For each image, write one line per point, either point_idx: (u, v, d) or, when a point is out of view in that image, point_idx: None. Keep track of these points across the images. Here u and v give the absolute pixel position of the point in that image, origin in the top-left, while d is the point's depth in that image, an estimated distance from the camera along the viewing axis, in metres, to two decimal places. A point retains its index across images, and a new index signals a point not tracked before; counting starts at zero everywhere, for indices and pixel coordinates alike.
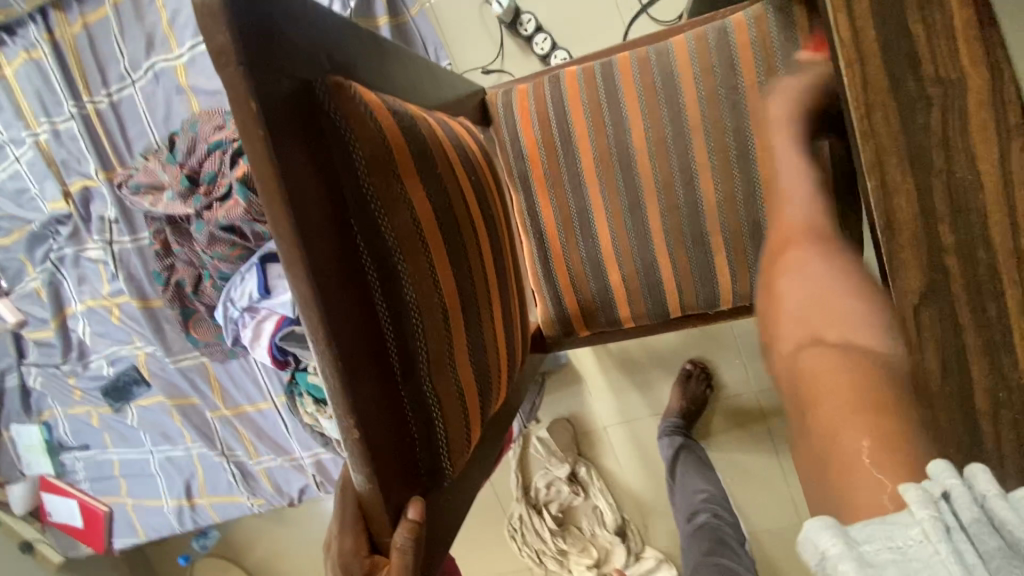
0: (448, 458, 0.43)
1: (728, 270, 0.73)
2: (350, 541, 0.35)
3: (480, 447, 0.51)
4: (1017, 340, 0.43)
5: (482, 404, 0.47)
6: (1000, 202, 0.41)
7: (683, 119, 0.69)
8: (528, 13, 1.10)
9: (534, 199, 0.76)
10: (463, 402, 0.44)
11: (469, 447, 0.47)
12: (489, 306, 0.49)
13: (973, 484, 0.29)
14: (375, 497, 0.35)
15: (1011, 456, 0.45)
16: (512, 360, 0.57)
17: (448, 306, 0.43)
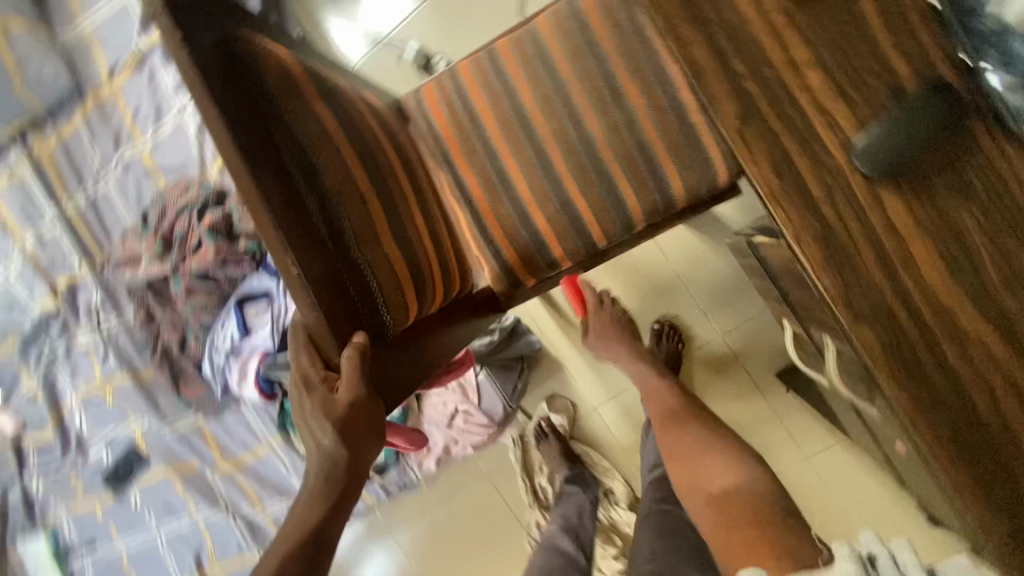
0: (388, 313, 0.52)
1: (632, 190, 0.84)
2: (306, 360, 0.46)
3: (426, 333, 0.60)
4: (819, 129, 0.55)
5: (417, 283, 0.57)
6: (762, 32, 0.55)
7: (560, 75, 0.84)
8: (438, 55, 1.27)
9: (456, 169, 0.87)
10: (395, 273, 0.53)
11: (406, 325, 0.57)
12: (409, 209, 0.60)
13: (893, 552, 0.57)
14: (317, 321, 0.44)
15: (852, 226, 0.55)
16: (447, 268, 0.66)
17: (366, 195, 0.53)
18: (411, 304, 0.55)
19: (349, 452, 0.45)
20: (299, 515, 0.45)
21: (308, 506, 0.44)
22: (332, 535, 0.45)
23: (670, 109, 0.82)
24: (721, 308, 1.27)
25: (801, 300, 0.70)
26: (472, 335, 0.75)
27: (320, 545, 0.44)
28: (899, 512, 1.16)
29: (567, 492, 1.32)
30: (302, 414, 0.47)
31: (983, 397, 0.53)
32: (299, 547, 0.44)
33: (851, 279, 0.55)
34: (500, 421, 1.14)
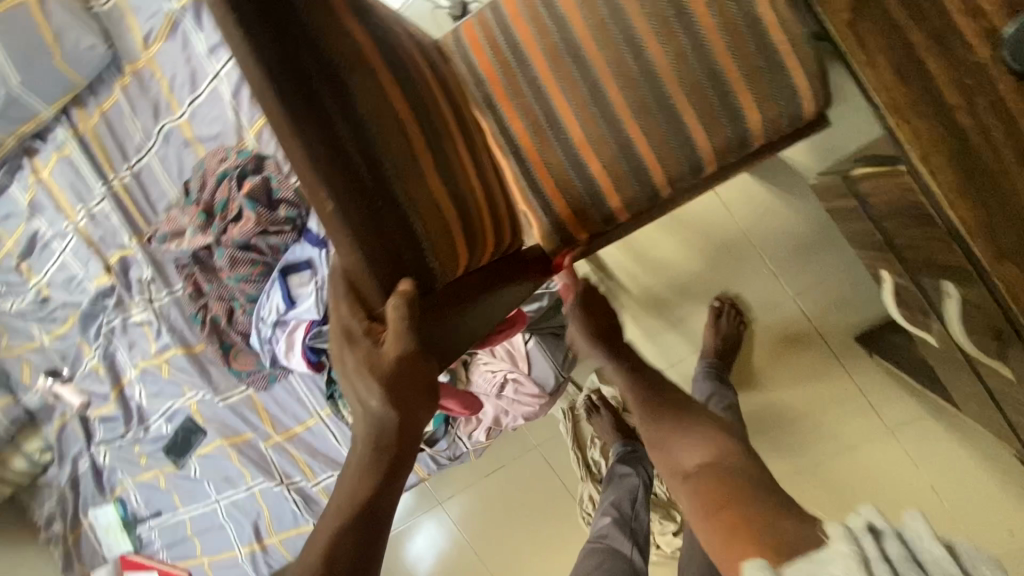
0: (436, 259, 0.47)
1: (701, 128, 0.75)
2: (346, 309, 0.43)
3: (474, 286, 0.54)
4: (957, 19, 0.45)
5: (465, 226, 0.51)
6: None
7: (617, 1, 0.75)
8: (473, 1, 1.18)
9: (501, 116, 0.80)
10: (442, 213, 0.48)
11: (458, 273, 0.52)
12: (453, 146, 0.54)
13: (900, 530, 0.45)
14: (357, 267, 0.40)
15: (1001, 141, 0.44)
16: (499, 213, 0.60)
17: (407, 127, 0.48)
18: (460, 251, 0.50)
19: (395, 427, 0.44)
20: (353, 486, 0.46)
21: (359, 480, 0.46)
22: (385, 503, 0.46)
23: (746, 30, 0.72)
24: (795, 266, 1.14)
25: (909, 242, 0.61)
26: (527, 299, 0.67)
27: (374, 513, 0.46)
28: (996, 487, 1.06)
29: (619, 473, 1.16)
30: (349, 366, 0.44)
31: None
32: (354, 516, 0.45)
33: (994, 209, 0.45)
34: (552, 392, 1.08)
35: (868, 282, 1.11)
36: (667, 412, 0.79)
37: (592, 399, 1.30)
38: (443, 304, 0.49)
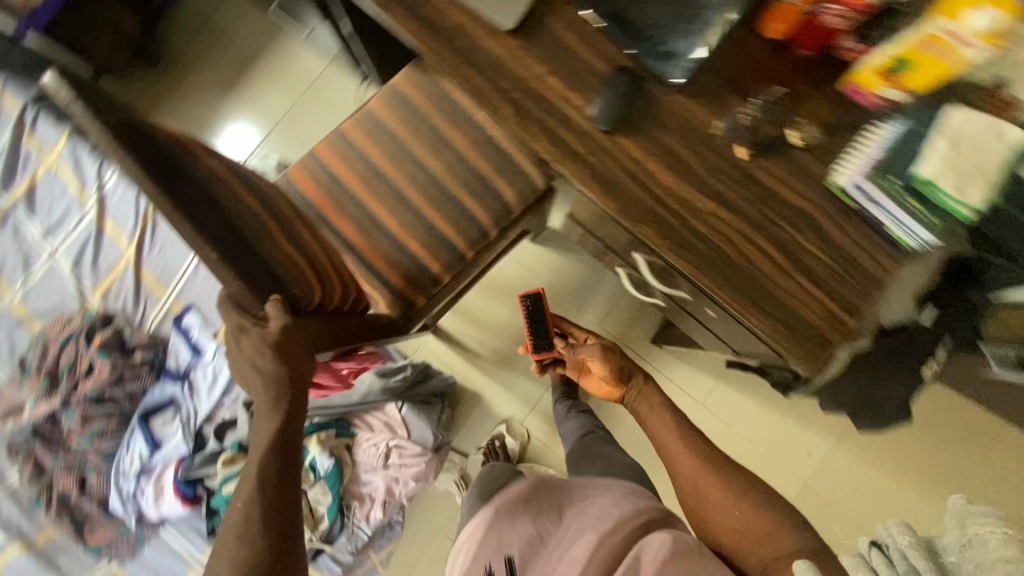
0: (297, 289, 0.68)
1: (479, 206, 1.08)
2: (235, 314, 0.59)
3: (331, 313, 0.76)
4: (570, 113, 0.83)
5: (316, 273, 0.74)
6: (517, 66, 0.83)
7: (398, 136, 1.08)
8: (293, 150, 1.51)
9: (334, 226, 1.06)
10: (294, 264, 0.70)
11: (317, 305, 0.71)
12: (294, 229, 0.78)
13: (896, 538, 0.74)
14: (242, 288, 0.59)
15: (611, 167, 0.82)
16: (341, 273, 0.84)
17: (256, 215, 0.70)
18: (308, 288, 0.70)
19: (287, 377, 0.61)
20: (264, 427, 0.60)
21: (267, 420, 0.60)
22: (293, 435, 0.62)
23: (487, 142, 1.08)
24: (591, 301, 1.51)
25: (606, 239, 0.98)
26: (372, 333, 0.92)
27: (285, 442, 0.61)
28: (766, 410, 1.48)
29: None
30: (245, 350, 0.60)
31: (727, 246, 0.80)
32: (272, 444, 0.60)
33: (616, 194, 0.81)
34: (434, 448, 1.22)
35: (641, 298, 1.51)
36: (713, 482, 0.90)
37: (494, 445, 1.46)
38: (308, 325, 0.67)
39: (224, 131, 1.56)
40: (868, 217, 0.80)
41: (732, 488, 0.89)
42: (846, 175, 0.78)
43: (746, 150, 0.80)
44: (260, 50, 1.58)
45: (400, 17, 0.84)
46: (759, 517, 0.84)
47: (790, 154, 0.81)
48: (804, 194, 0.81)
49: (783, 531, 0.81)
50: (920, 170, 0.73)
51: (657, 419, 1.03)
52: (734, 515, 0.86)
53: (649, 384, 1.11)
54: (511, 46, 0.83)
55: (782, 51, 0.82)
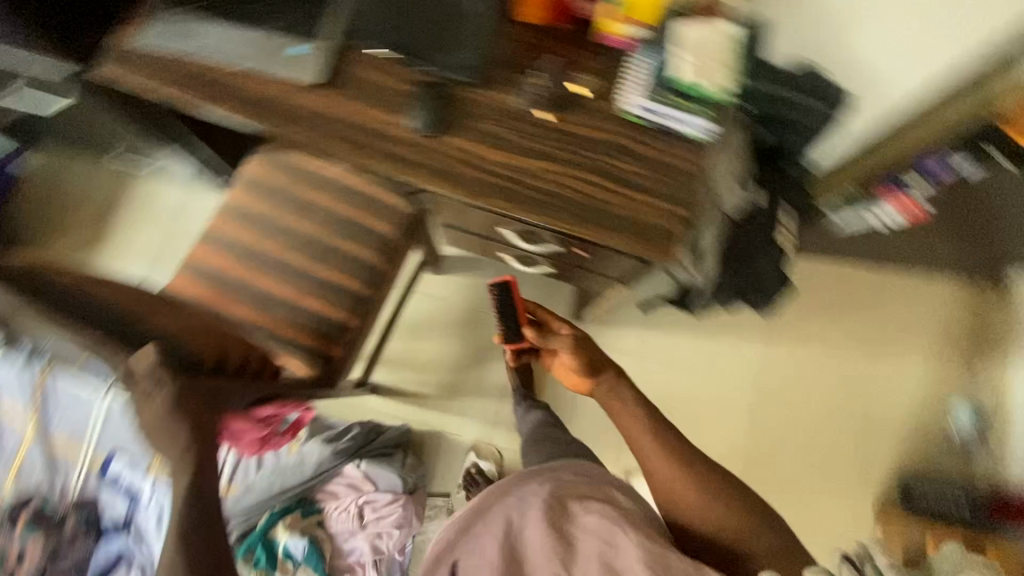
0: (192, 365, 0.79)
1: (359, 248, 1.15)
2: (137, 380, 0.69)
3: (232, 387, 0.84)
4: (394, 129, 0.93)
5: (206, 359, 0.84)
6: (336, 108, 0.93)
7: (264, 215, 1.14)
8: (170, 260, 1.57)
9: (229, 314, 1.08)
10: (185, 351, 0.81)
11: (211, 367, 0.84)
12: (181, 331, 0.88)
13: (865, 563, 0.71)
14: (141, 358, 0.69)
15: (444, 161, 0.92)
16: (235, 356, 0.93)
17: (141, 322, 0.81)
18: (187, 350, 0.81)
19: (194, 425, 0.71)
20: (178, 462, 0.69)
21: (176, 457, 0.69)
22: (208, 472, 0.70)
23: (345, 190, 1.16)
24: (507, 305, 1.61)
25: (475, 229, 1.09)
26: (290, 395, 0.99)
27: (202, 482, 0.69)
28: (689, 339, 1.65)
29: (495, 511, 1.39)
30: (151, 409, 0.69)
31: (559, 188, 0.92)
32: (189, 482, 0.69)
33: (453, 177, 0.92)
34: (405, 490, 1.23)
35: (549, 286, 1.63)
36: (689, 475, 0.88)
37: (473, 472, 1.46)
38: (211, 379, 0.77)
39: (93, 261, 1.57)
40: (660, 124, 0.94)
41: (702, 478, 0.88)
42: (628, 102, 0.93)
43: (549, 111, 0.93)
44: (112, 192, 1.62)
45: (219, 102, 0.91)
46: (731, 512, 0.86)
47: (581, 101, 0.95)
48: (607, 126, 0.94)
49: (756, 530, 0.84)
50: (671, 76, 0.92)
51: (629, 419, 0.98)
52: (710, 511, 0.85)
53: (621, 383, 1.05)
54: (324, 92, 0.93)
55: (545, 30, 0.98)
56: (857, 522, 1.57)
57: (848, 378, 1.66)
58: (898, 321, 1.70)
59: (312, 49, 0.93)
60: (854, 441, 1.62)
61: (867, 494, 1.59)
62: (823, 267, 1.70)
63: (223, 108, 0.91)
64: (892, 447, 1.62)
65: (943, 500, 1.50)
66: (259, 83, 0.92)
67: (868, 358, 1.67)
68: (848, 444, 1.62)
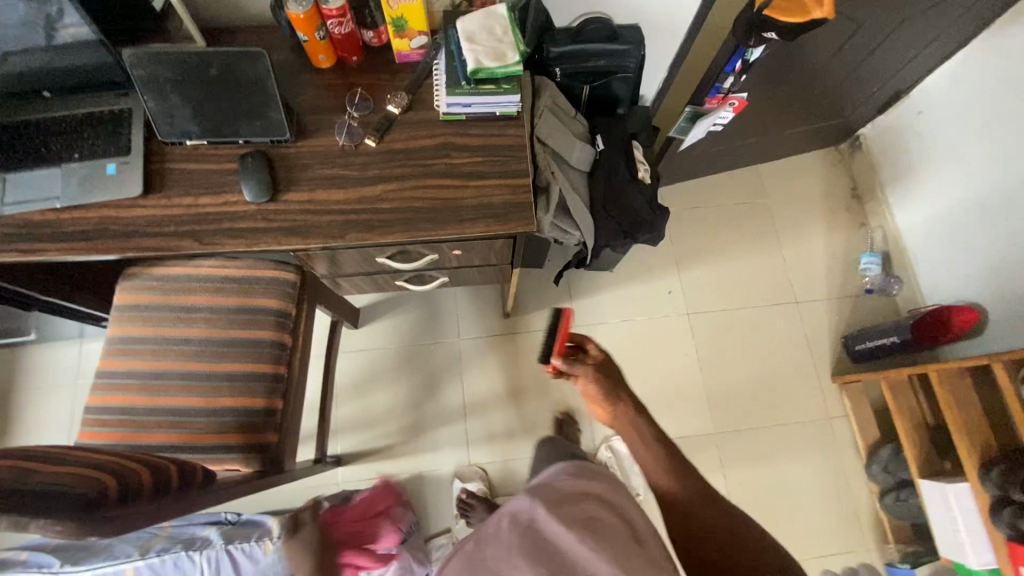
0: (99, 490, 0.67)
1: (257, 330, 1.14)
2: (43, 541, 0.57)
3: (149, 505, 0.74)
4: (234, 207, 0.94)
5: (110, 475, 0.71)
6: (170, 208, 0.93)
7: (150, 336, 1.12)
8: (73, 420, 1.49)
9: (148, 444, 1.05)
10: (82, 477, 0.68)
11: (150, 489, 0.76)
12: (70, 456, 0.74)
13: None
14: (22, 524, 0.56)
15: (293, 219, 0.94)
16: (149, 462, 0.81)
17: (6, 469, 0.65)
18: (108, 481, 0.69)
19: None
20: None
21: None
22: None
23: (223, 281, 1.15)
24: (437, 331, 1.63)
25: (359, 269, 1.11)
26: (234, 487, 0.95)
27: None
28: (615, 293, 1.70)
29: None
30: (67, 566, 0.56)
31: (408, 203, 0.95)
32: None
33: (308, 231, 0.93)
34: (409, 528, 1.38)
35: (470, 297, 1.66)
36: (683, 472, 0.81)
37: (463, 495, 1.43)
38: (141, 507, 0.72)
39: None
40: (478, 117, 1.00)
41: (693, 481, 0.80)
42: (442, 104, 0.99)
43: (371, 140, 0.98)
44: None
45: (48, 245, 0.89)
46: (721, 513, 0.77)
47: (401, 121, 1.00)
48: (433, 133, 0.99)
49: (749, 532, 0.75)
50: (470, 68, 0.95)
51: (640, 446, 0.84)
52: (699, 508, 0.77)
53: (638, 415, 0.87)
54: (154, 198, 0.93)
55: (344, 71, 1.04)
56: (823, 393, 1.65)
57: (764, 271, 1.76)
58: (783, 205, 1.83)
59: (125, 163, 0.93)
60: (793, 322, 1.72)
61: (824, 368, 1.67)
62: (702, 184, 1.83)
63: (55, 248, 0.89)
64: (825, 315, 1.72)
65: (876, 337, 1.57)
66: (86, 213, 0.92)
67: (773, 246, 1.79)
68: (788, 326, 1.71)
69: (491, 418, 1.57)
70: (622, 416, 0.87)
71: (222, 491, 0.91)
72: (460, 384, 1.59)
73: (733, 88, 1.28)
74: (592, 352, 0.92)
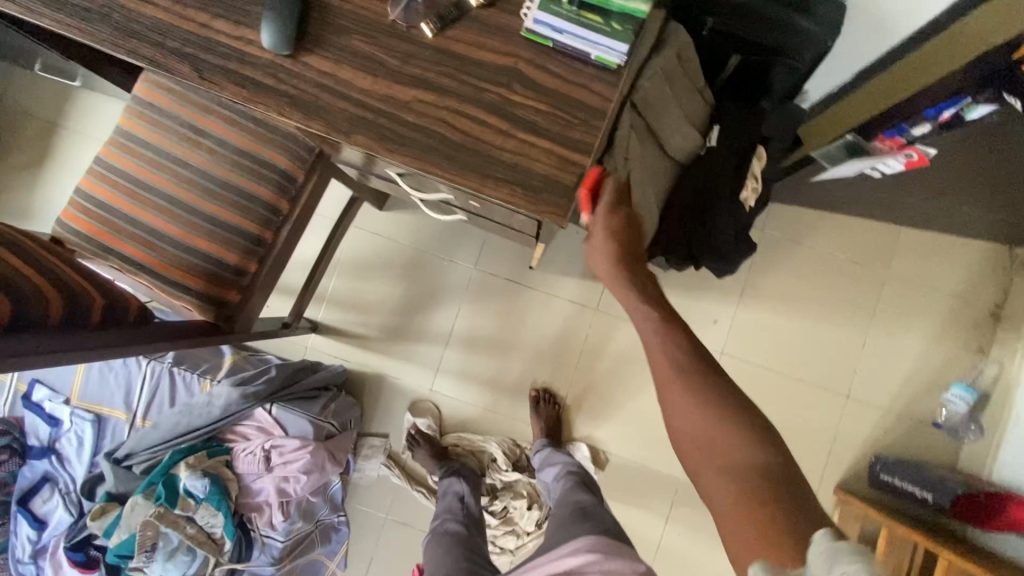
0: None
1: (254, 183, 1.03)
2: None
3: (38, 337, 0.72)
4: (247, 46, 0.77)
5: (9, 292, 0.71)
6: (179, 19, 0.78)
7: (151, 142, 1.04)
8: (71, 187, 1.51)
9: (116, 250, 1.02)
10: None
11: (56, 316, 0.75)
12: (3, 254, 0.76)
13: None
14: None
15: (306, 88, 0.77)
16: (75, 284, 0.80)
17: None
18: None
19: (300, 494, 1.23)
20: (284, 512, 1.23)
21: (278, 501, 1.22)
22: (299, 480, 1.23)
23: (241, 116, 1.03)
24: (456, 248, 1.49)
25: (374, 167, 0.95)
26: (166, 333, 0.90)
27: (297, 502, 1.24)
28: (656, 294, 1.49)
29: (446, 482, 1.26)
30: None
31: (440, 126, 0.76)
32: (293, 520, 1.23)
33: (316, 112, 0.76)
34: (345, 427, 1.35)
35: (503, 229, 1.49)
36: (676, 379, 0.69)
37: (411, 434, 1.41)
38: (32, 338, 0.71)
39: None
40: (567, 51, 0.76)
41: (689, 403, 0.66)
42: (528, 17, 0.75)
43: (427, 27, 0.76)
44: (16, 105, 1.53)
45: (43, 7, 0.77)
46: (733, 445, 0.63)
47: (475, 18, 0.78)
48: (506, 51, 0.77)
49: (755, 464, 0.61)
50: None
51: (692, 418, 0.65)
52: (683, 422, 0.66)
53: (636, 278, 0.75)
54: (170, 1, 0.78)
55: None
56: (818, 497, 1.46)
57: (832, 348, 1.49)
58: (901, 285, 1.49)
59: None
60: (830, 415, 1.48)
61: (834, 474, 1.46)
62: (819, 221, 1.49)
63: (48, 14, 0.77)
64: (872, 423, 1.47)
65: (911, 483, 1.35)
66: None
67: (860, 327, 1.49)
68: (822, 415, 1.48)
69: (470, 358, 1.49)
70: (671, 390, 0.67)
71: (151, 331, 0.88)
72: (455, 312, 1.49)
73: (921, 138, 0.94)
74: (601, 212, 0.79)
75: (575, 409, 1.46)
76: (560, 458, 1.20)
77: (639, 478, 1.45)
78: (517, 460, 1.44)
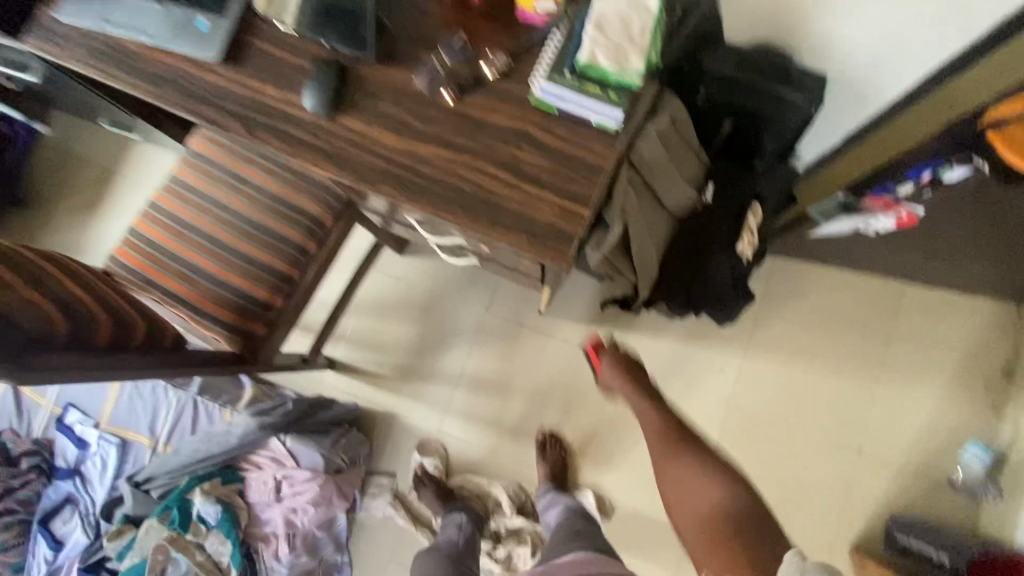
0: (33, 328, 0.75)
1: (287, 227, 1.13)
2: None
3: (86, 354, 0.80)
4: (292, 108, 0.89)
5: (67, 313, 0.79)
6: (236, 85, 0.90)
7: (199, 188, 1.16)
8: (121, 226, 1.65)
9: (158, 283, 1.12)
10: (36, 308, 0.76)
11: (103, 337, 0.83)
12: (62, 280, 0.85)
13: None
14: None
15: (339, 143, 0.87)
16: (121, 309, 0.89)
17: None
18: (57, 319, 0.78)
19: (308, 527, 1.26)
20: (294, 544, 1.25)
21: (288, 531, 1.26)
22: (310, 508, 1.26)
23: (280, 167, 1.15)
24: (469, 292, 1.57)
25: (396, 214, 1.04)
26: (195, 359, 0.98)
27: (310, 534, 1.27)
28: (662, 343, 1.52)
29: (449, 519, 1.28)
30: None
31: (455, 178, 0.85)
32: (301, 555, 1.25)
33: (347, 163, 0.87)
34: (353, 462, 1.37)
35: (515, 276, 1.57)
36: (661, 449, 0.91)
37: (418, 474, 1.44)
38: (82, 355, 0.80)
39: (55, 224, 1.67)
40: (571, 115, 0.86)
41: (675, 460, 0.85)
42: (536, 86, 0.85)
43: (448, 94, 0.87)
44: (82, 153, 1.70)
45: (124, 74, 0.91)
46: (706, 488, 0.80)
47: (490, 87, 0.88)
48: (516, 115, 0.86)
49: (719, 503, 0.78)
50: (580, 59, 0.81)
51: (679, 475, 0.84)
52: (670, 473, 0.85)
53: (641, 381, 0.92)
54: (229, 70, 0.91)
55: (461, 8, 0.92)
56: (831, 558, 1.41)
57: (840, 402, 1.48)
58: (908, 342, 1.49)
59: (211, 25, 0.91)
60: (841, 471, 1.45)
61: (848, 535, 1.42)
62: (823, 276, 1.53)
63: (128, 80, 0.90)
64: (886, 482, 1.44)
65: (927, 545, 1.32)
66: (166, 62, 0.91)
67: (868, 382, 1.49)
68: (833, 472, 1.46)
69: (479, 400, 1.52)
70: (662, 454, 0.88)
71: (183, 357, 0.95)
72: (466, 354, 1.55)
73: (906, 197, 1.01)
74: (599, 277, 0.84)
75: (582, 455, 1.47)
76: (561, 499, 1.22)
77: (646, 529, 1.43)
78: (522, 505, 1.45)
